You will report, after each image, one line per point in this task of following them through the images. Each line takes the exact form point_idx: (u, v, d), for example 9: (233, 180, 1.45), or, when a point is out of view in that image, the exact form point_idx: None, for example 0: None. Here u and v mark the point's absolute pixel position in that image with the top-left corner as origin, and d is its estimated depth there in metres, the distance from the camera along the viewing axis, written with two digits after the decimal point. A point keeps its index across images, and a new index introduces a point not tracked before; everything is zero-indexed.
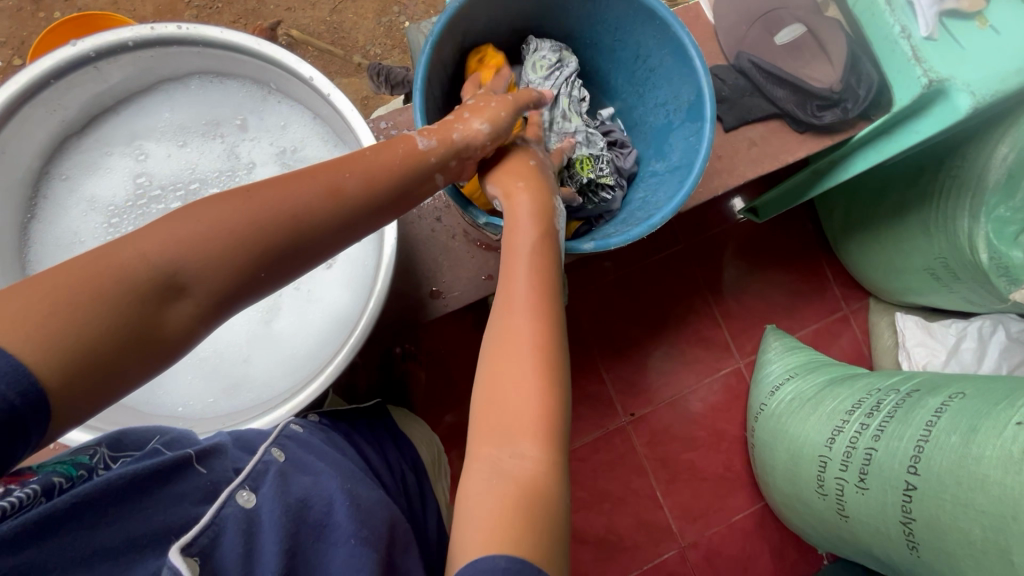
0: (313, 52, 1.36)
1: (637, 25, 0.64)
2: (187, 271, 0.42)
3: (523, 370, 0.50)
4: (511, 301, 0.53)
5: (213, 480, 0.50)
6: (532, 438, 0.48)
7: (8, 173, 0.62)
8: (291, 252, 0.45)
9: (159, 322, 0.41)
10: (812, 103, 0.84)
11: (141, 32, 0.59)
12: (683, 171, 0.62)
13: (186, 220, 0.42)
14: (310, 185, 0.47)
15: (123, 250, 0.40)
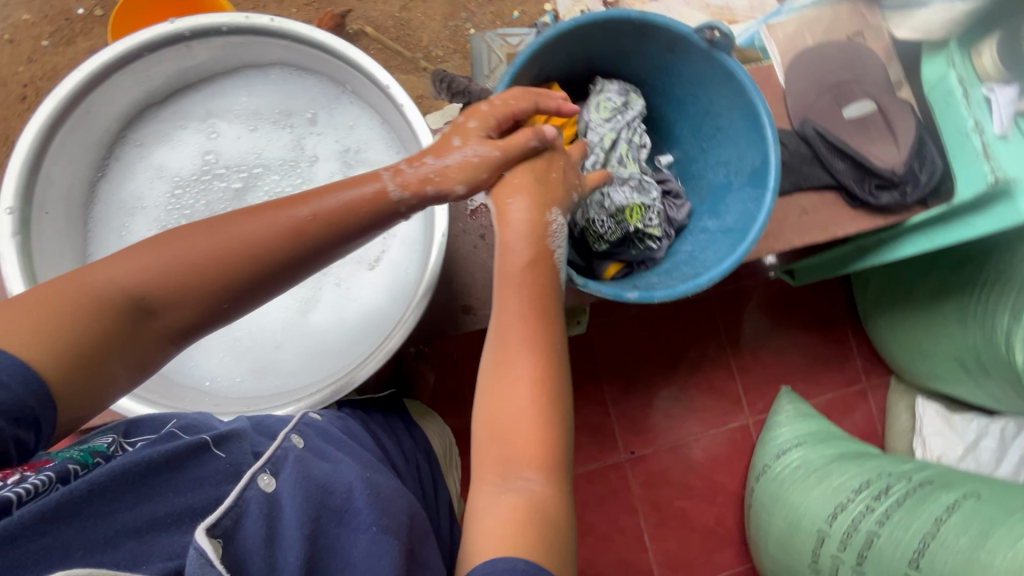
0: (378, 45, 1.40)
1: (714, 86, 0.64)
2: (152, 296, 0.46)
3: (521, 401, 0.53)
4: (505, 326, 0.55)
5: (231, 463, 0.50)
6: (533, 465, 0.51)
7: (89, 132, 0.64)
8: (253, 286, 0.48)
9: (138, 337, 0.46)
10: (871, 181, 0.84)
11: (236, 19, 0.62)
12: (736, 234, 0.61)
13: (155, 252, 0.46)
14: (275, 218, 0.48)
15: (96, 275, 0.45)
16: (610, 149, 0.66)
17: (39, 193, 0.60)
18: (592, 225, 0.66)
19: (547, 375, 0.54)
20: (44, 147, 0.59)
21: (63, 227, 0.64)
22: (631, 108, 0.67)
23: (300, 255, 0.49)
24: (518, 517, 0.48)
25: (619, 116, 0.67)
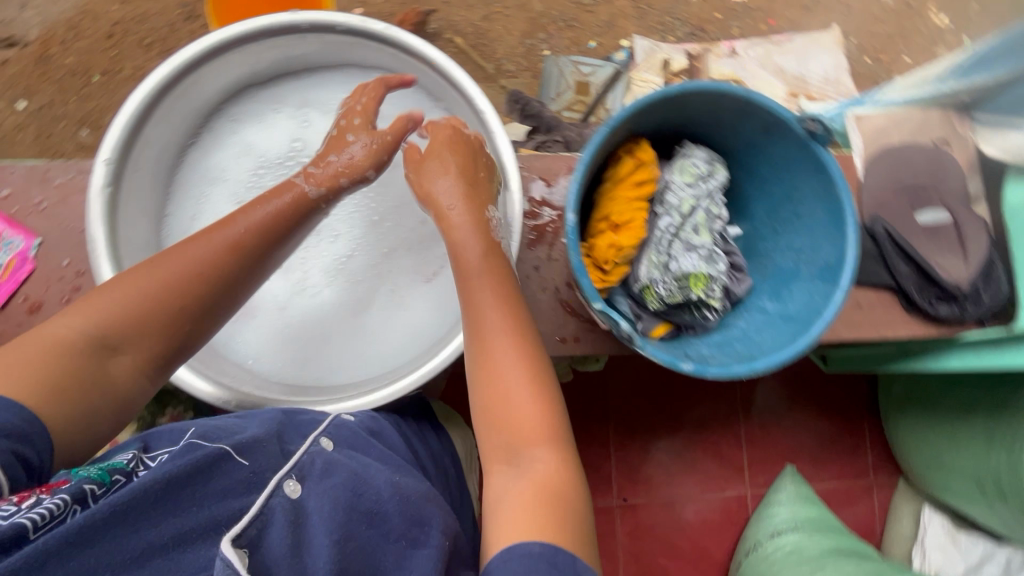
0: (454, 48, 1.43)
1: (802, 174, 0.64)
2: (115, 332, 0.51)
3: (514, 380, 0.55)
4: (485, 331, 0.57)
5: (255, 470, 0.52)
6: (541, 440, 0.54)
7: (192, 100, 0.67)
8: (206, 302, 0.55)
9: (105, 375, 0.50)
10: (931, 291, 0.83)
11: (353, 21, 0.64)
12: (798, 325, 0.61)
13: (111, 296, 0.52)
14: (211, 243, 0.56)
15: (58, 326, 0.50)
16: (687, 215, 0.66)
17: (139, 151, 0.63)
18: (653, 286, 0.66)
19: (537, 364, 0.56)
20: (150, 110, 0.61)
21: (151, 183, 0.67)
22: (715, 179, 0.68)
23: (236, 269, 0.56)
24: (533, 497, 0.50)
25: (702, 184, 0.67)
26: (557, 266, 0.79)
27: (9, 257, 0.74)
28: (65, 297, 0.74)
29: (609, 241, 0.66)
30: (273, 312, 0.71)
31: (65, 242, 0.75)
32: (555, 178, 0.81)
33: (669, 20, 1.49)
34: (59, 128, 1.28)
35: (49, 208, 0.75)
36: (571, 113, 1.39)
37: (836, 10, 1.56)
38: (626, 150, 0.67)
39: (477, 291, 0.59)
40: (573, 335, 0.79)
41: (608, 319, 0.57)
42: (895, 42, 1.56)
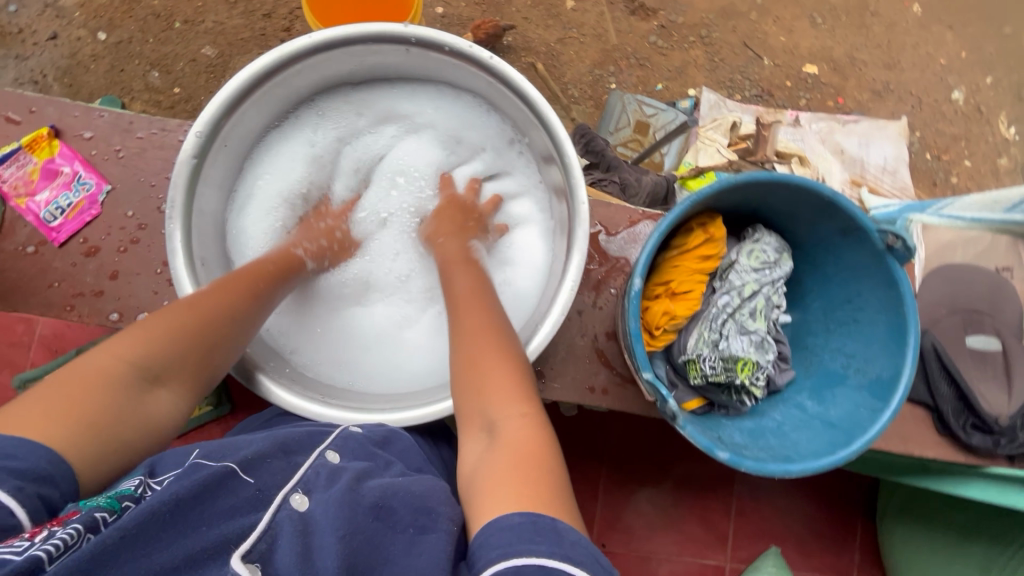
0: (524, 62, 1.43)
1: (869, 284, 0.65)
2: (155, 365, 0.53)
3: (493, 352, 0.56)
4: (466, 327, 0.60)
5: (261, 485, 0.50)
6: (518, 405, 0.53)
7: (287, 88, 0.67)
8: (238, 344, 0.59)
9: (142, 410, 0.52)
10: (968, 418, 0.80)
11: (461, 45, 0.63)
12: (839, 433, 0.62)
13: (148, 332, 0.54)
14: (242, 281, 0.62)
15: (104, 358, 0.52)
16: (747, 298, 0.67)
17: (226, 130, 0.63)
18: (699, 361, 0.66)
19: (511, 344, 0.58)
20: (244, 93, 0.62)
21: (229, 159, 0.68)
22: (780, 268, 0.69)
23: (261, 307, 0.62)
24: (508, 463, 0.48)
25: (766, 271, 0.68)
26: (600, 316, 0.78)
27: (77, 197, 0.75)
28: (122, 246, 0.75)
29: (664, 308, 0.67)
30: (331, 314, 0.75)
31: (133, 193, 0.76)
32: (616, 229, 0.80)
33: (740, 78, 1.50)
34: (131, 65, 1.32)
35: (126, 156, 0.76)
36: (624, 150, 1.33)
37: (907, 101, 1.55)
38: (700, 222, 0.68)
39: (459, 304, 0.63)
40: (601, 386, 0.78)
41: (653, 389, 0.60)
42: (960, 144, 1.55)
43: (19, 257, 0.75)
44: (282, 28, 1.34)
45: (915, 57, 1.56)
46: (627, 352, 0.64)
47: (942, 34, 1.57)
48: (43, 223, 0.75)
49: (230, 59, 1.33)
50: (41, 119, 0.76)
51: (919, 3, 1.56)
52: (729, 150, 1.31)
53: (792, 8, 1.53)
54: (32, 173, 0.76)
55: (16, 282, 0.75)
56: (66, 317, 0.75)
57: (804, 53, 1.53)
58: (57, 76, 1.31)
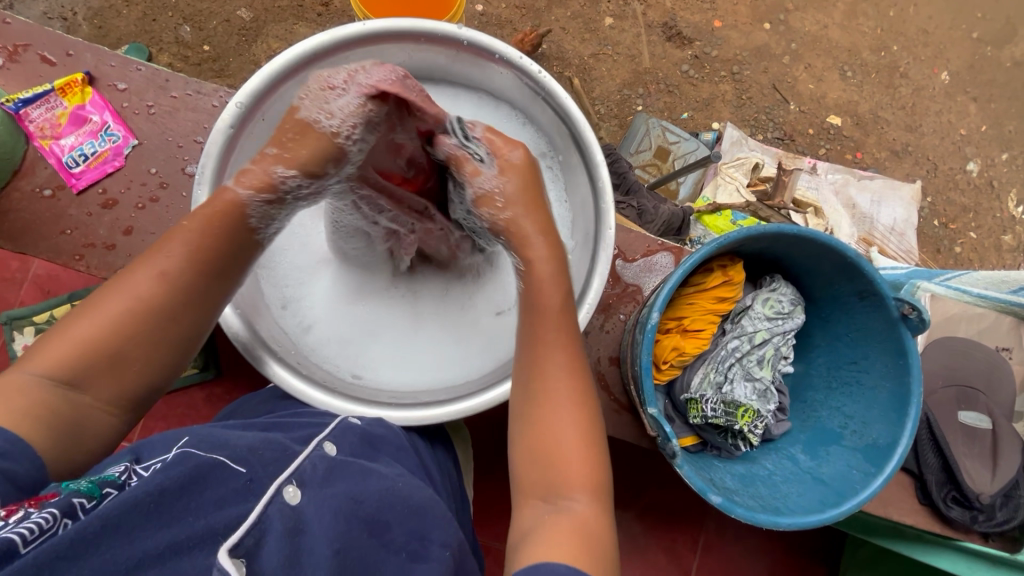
0: (555, 72, 1.44)
1: (878, 349, 0.67)
2: (69, 373, 0.49)
3: (567, 429, 0.55)
4: (550, 400, 0.56)
5: (253, 477, 0.50)
6: (584, 485, 0.53)
7: None
8: (149, 339, 0.52)
9: (77, 418, 0.49)
10: (950, 491, 0.83)
11: (511, 55, 0.63)
12: (830, 492, 0.65)
13: (57, 346, 0.49)
14: (148, 265, 0.52)
15: (19, 374, 0.48)
16: (757, 345, 0.69)
17: (269, 105, 0.63)
18: (701, 402, 0.68)
19: (589, 426, 0.56)
20: (293, 71, 0.62)
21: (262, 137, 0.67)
22: (792, 320, 0.70)
23: (168, 296, 0.52)
24: (569, 540, 0.49)
25: (778, 321, 0.70)
26: (605, 340, 0.78)
27: (103, 146, 0.74)
28: (141, 203, 0.74)
29: (673, 343, 0.69)
30: (351, 304, 0.73)
31: (158, 151, 0.75)
32: (634, 255, 0.80)
33: (764, 119, 1.51)
34: (164, 16, 1.31)
35: (157, 113, 0.76)
36: (642, 173, 1.33)
37: (923, 165, 1.57)
38: (721, 264, 0.69)
39: (544, 362, 0.57)
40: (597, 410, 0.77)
41: (657, 426, 0.62)
42: (968, 216, 1.57)
43: (34, 199, 0.74)
44: (320, 2, 1.34)
45: (937, 123, 1.58)
46: (634, 384, 0.66)
47: (965, 105, 1.59)
48: (64, 168, 0.74)
49: (264, 25, 1.32)
50: (77, 63, 0.76)
51: (948, 71, 1.58)
52: (747, 191, 1.31)
53: (825, 58, 1.54)
54: (60, 117, 0.75)
55: (28, 223, 0.74)
56: (75, 266, 0.74)
57: (831, 103, 1.54)
58: (87, 17, 1.30)
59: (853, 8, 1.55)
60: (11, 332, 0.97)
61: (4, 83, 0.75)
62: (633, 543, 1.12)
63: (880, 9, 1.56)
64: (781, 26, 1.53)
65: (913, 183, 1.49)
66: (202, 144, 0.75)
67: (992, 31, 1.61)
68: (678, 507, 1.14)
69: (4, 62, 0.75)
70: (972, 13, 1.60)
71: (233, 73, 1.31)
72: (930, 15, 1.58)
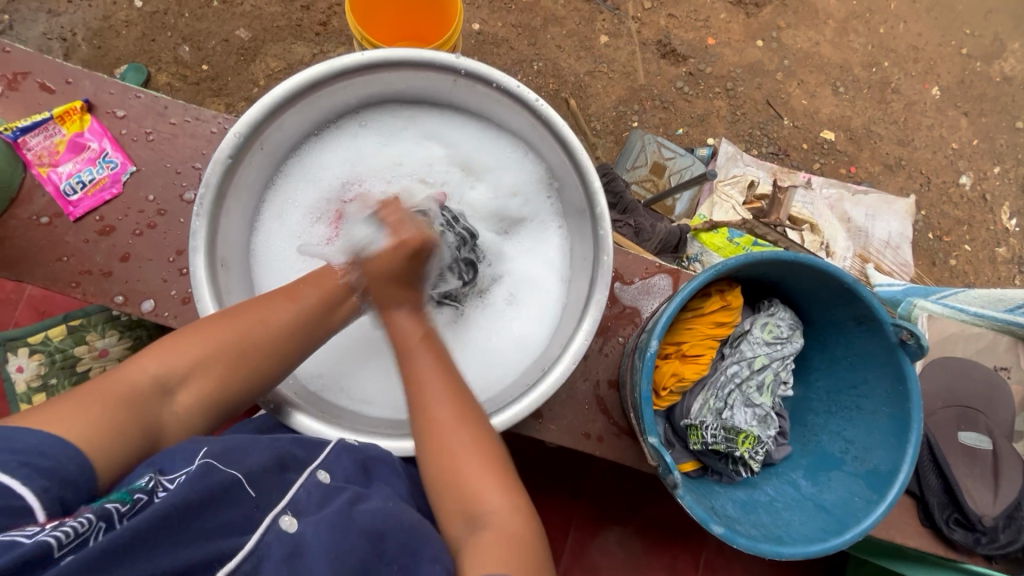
0: (550, 89, 1.45)
1: (877, 374, 0.67)
2: (175, 377, 0.52)
3: (456, 440, 0.53)
4: (425, 390, 0.55)
5: (259, 504, 0.49)
6: (495, 490, 0.52)
7: (334, 101, 0.68)
8: (255, 359, 0.55)
9: (161, 417, 0.51)
10: (952, 513, 0.81)
11: (509, 84, 0.63)
12: (832, 520, 0.64)
13: (183, 347, 0.53)
14: (281, 306, 0.57)
15: (133, 368, 0.52)
16: (756, 371, 0.69)
17: (266, 133, 0.64)
18: (702, 428, 0.68)
19: (472, 407, 0.55)
20: (290, 101, 0.62)
21: (264, 164, 0.68)
22: (791, 344, 0.71)
23: (292, 343, 0.57)
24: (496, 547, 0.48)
25: (778, 345, 0.70)
26: (603, 362, 0.78)
27: (100, 173, 0.74)
28: (138, 229, 0.74)
29: (673, 369, 0.69)
30: None
31: (156, 177, 0.75)
32: (632, 278, 0.80)
33: (758, 134, 1.52)
34: (163, 36, 1.32)
35: (156, 140, 0.76)
36: (639, 190, 1.33)
37: (916, 179, 1.58)
38: (719, 289, 0.70)
39: (411, 347, 0.57)
40: (597, 433, 0.77)
41: (657, 455, 0.61)
42: (963, 228, 1.59)
43: (31, 225, 0.74)
44: (319, 22, 1.35)
45: (929, 138, 1.60)
46: (634, 411, 0.66)
47: (957, 119, 1.61)
48: (61, 195, 0.74)
49: (263, 44, 1.34)
50: (76, 91, 0.76)
51: (938, 87, 1.61)
52: (744, 208, 1.32)
53: (817, 74, 1.56)
54: (58, 145, 0.75)
55: (25, 250, 0.74)
56: (71, 293, 0.73)
57: (824, 119, 1.56)
58: (87, 37, 1.30)
59: (844, 26, 1.58)
60: (7, 354, 0.97)
61: (3, 111, 0.75)
62: (634, 562, 1.10)
63: (871, 26, 1.59)
64: (774, 44, 1.55)
65: (908, 196, 1.50)
66: (200, 170, 0.76)
67: (980, 47, 1.63)
68: (679, 524, 1.12)
69: (4, 90, 0.75)
70: (961, 29, 1.63)
71: (232, 91, 1.32)
72: (919, 32, 1.60)
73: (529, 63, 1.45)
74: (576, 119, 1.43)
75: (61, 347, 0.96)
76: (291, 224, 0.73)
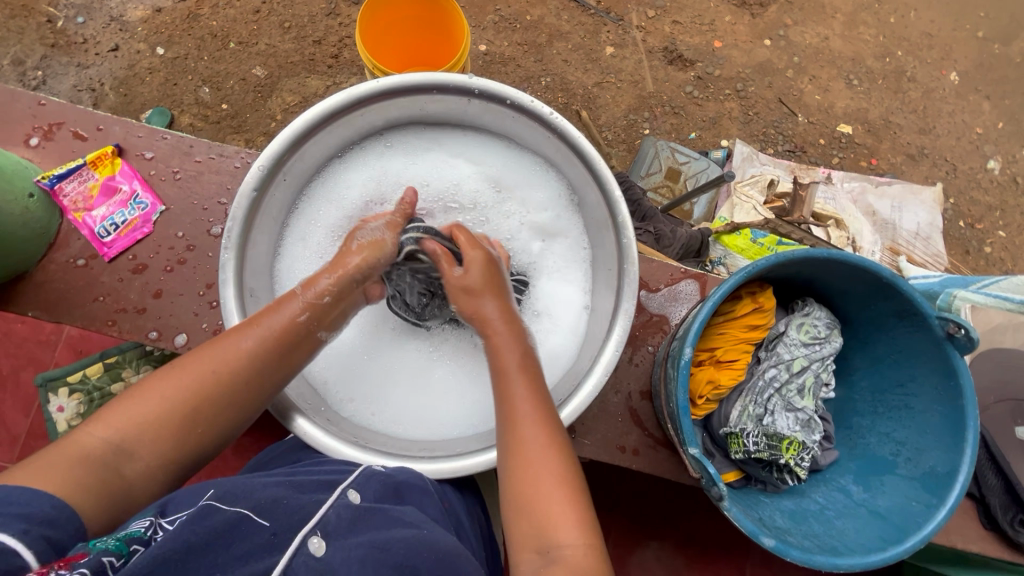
0: (561, 103, 1.46)
1: (927, 371, 0.64)
2: (129, 439, 0.48)
3: (542, 464, 0.53)
4: (519, 421, 0.55)
5: (277, 530, 0.48)
6: (574, 529, 0.50)
7: (356, 126, 0.69)
8: (214, 406, 0.52)
9: (122, 479, 0.47)
10: (1016, 513, 0.77)
11: (524, 100, 0.64)
12: (892, 528, 0.61)
13: (131, 406, 0.50)
14: (233, 346, 0.54)
15: (80, 436, 0.48)
16: (795, 373, 0.67)
17: (289, 163, 0.65)
18: (742, 436, 0.66)
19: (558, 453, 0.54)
20: (312, 131, 0.63)
21: (290, 190, 0.70)
22: (830, 344, 0.68)
23: (254, 377, 0.54)
24: None
25: (816, 346, 0.68)
26: (634, 373, 0.76)
27: (132, 215, 0.76)
28: (169, 266, 0.76)
29: (708, 376, 0.67)
30: (356, 340, 0.73)
31: (185, 215, 0.77)
32: (658, 285, 0.78)
33: (773, 133, 1.50)
34: (184, 79, 1.37)
35: (182, 179, 0.78)
36: (655, 197, 1.32)
37: (942, 167, 1.54)
38: (749, 292, 0.68)
39: (511, 377, 0.57)
40: (632, 446, 0.75)
41: (699, 467, 0.59)
42: (995, 214, 1.53)
43: (67, 269, 0.76)
44: (331, 55, 1.39)
45: (951, 124, 1.55)
46: (671, 421, 0.64)
47: (979, 103, 1.57)
48: (96, 238, 0.77)
49: (278, 81, 1.38)
50: (106, 137, 0.79)
51: (956, 72, 1.57)
52: (765, 208, 1.28)
53: (829, 69, 1.54)
54: (91, 189, 0.78)
55: (62, 293, 0.76)
56: (106, 332, 0.75)
57: (839, 112, 1.53)
58: (113, 86, 1.36)
59: (853, 18, 1.56)
60: (48, 395, 0.99)
61: (40, 161, 0.78)
62: None
63: (881, 17, 1.56)
64: (782, 41, 1.53)
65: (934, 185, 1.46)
66: (225, 205, 0.78)
67: (997, 29, 1.59)
68: (718, 537, 1.08)
69: (40, 141, 0.78)
70: (975, 12, 1.59)
71: (251, 127, 1.36)
72: (932, 18, 1.57)
73: (537, 79, 1.46)
74: (588, 131, 1.43)
75: (98, 385, 0.98)
76: (314, 246, 0.74)
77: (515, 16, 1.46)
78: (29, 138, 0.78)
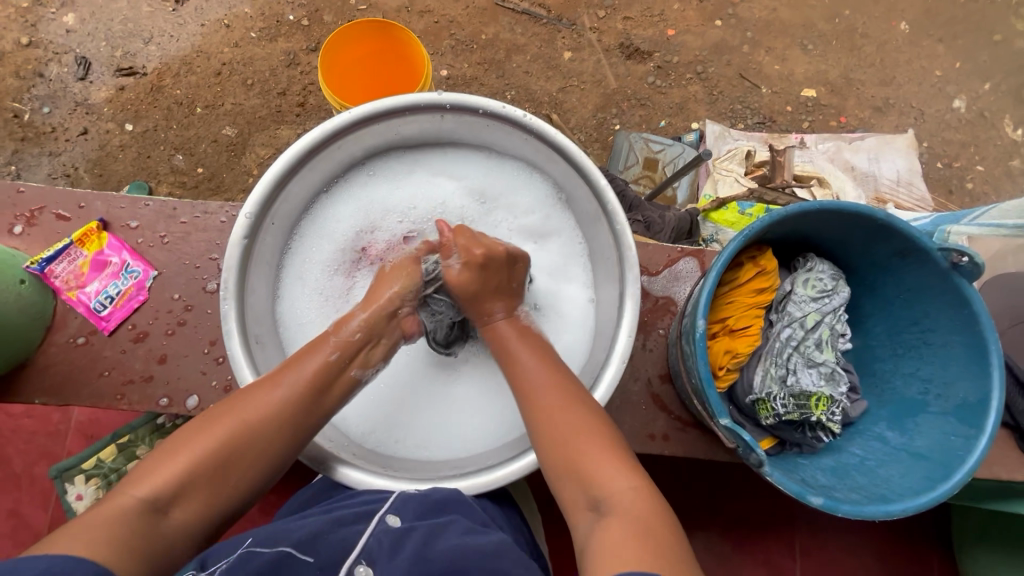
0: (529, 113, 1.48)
1: (940, 303, 0.64)
2: (167, 494, 0.48)
3: (569, 418, 0.54)
4: (533, 388, 0.57)
5: (322, 565, 0.50)
6: (617, 469, 0.50)
7: (336, 159, 0.69)
8: (252, 455, 0.52)
9: (156, 538, 0.46)
10: None
11: (495, 107, 0.64)
12: (935, 466, 0.61)
13: (167, 462, 0.50)
14: (265, 393, 0.54)
15: (119, 496, 0.47)
16: (811, 329, 0.67)
17: (275, 207, 0.65)
18: (770, 400, 0.66)
19: (588, 409, 0.55)
20: (292, 171, 0.64)
21: (279, 233, 0.69)
22: (838, 295, 0.68)
23: (289, 423, 0.54)
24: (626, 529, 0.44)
25: (825, 299, 0.68)
26: (651, 359, 0.76)
27: (126, 284, 0.76)
28: (169, 329, 0.76)
29: (725, 346, 0.67)
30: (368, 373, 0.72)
31: (178, 276, 0.77)
32: (658, 268, 0.78)
33: (740, 108, 1.53)
34: (157, 150, 1.38)
35: (170, 241, 0.78)
36: (637, 187, 1.33)
37: (909, 113, 1.56)
38: (750, 256, 0.68)
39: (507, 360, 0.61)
40: (661, 432, 0.74)
41: (734, 435, 0.58)
42: (969, 150, 1.55)
43: (68, 349, 0.76)
44: (297, 104, 1.41)
45: (910, 72, 1.58)
46: (697, 396, 0.64)
47: (933, 47, 1.60)
48: (93, 313, 0.76)
49: (249, 137, 1.39)
50: (89, 213, 0.79)
51: (906, 21, 1.60)
52: (747, 179, 1.29)
53: (782, 38, 1.57)
54: (82, 267, 0.77)
55: (67, 374, 0.75)
56: (117, 405, 0.75)
57: (800, 78, 1.56)
58: (87, 168, 1.37)
59: None
60: (64, 484, 0.97)
61: (27, 248, 0.78)
62: (725, 563, 1.04)
63: None
64: (733, 20, 1.56)
65: (905, 131, 1.48)
66: (218, 260, 0.77)
67: None
68: (761, 513, 1.06)
69: (24, 228, 0.78)
70: None
71: (229, 186, 1.37)
72: None
73: (502, 94, 1.48)
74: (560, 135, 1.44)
75: (114, 466, 0.97)
76: (312, 284, 0.74)
77: (470, 37, 1.49)
78: (13, 227, 0.78)
